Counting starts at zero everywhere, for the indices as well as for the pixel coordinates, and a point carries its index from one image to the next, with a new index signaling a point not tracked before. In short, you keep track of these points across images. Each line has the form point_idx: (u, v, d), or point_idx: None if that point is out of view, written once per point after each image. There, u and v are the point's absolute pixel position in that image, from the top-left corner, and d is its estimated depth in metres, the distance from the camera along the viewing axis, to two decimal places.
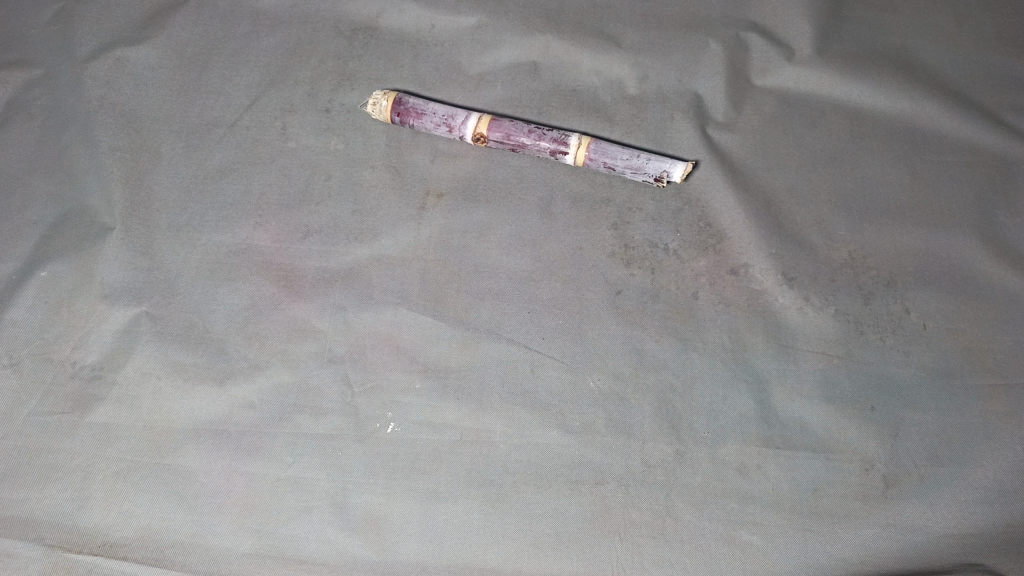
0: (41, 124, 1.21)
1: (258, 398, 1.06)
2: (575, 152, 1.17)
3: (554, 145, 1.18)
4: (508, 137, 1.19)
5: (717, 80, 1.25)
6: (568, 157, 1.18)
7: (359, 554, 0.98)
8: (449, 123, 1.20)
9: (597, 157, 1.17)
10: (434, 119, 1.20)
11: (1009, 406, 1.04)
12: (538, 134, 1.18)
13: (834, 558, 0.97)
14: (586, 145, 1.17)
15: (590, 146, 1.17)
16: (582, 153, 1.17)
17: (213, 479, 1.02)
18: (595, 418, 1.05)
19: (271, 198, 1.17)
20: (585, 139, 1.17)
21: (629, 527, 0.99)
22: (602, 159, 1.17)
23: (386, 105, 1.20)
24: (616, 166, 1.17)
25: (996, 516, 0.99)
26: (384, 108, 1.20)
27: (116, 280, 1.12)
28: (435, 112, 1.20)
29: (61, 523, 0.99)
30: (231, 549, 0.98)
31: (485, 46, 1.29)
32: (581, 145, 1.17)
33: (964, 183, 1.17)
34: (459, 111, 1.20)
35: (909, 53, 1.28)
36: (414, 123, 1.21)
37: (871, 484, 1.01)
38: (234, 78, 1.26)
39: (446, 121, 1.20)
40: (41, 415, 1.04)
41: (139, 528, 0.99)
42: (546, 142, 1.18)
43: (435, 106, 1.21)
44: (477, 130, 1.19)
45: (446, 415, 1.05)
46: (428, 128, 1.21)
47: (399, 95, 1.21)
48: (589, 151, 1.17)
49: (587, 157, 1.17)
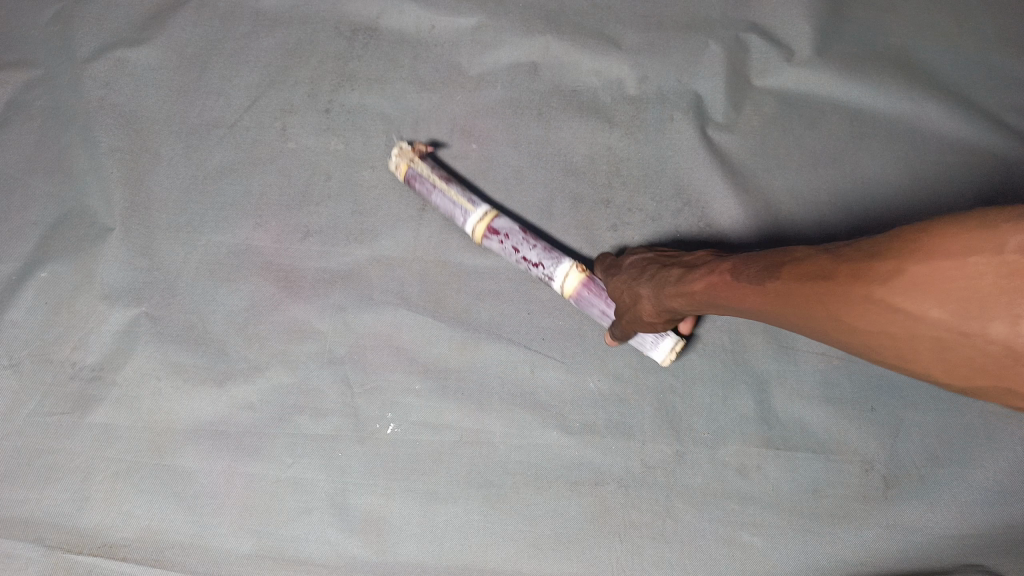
0: (41, 124, 1.21)
1: (258, 398, 1.06)
2: (564, 284, 1.05)
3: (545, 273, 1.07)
4: (507, 245, 1.09)
5: (718, 80, 1.25)
6: (556, 285, 1.06)
7: (358, 555, 0.98)
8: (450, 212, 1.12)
9: (582, 293, 1.05)
10: (437, 202, 1.12)
11: (1009, 407, 1.04)
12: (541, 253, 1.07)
13: (834, 558, 0.98)
14: (579, 277, 1.04)
15: (585, 275, 1.04)
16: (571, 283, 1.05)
17: (212, 479, 1.02)
18: (595, 419, 1.05)
19: (270, 199, 1.17)
20: (576, 271, 1.04)
21: (629, 527, 1.00)
22: (594, 290, 1.04)
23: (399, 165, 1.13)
24: (610, 300, 1.03)
25: (996, 516, 0.99)
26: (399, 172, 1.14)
27: (116, 280, 1.12)
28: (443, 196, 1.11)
29: (60, 523, 0.99)
30: (230, 549, 0.98)
31: (485, 46, 1.27)
32: (573, 273, 1.05)
33: (964, 183, 1.17)
34: (460, 212, 1.11)
35: (910, 53, 1.26)
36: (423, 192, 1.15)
37: (871, 484, 1.02)
38: (233, 78, 1.25)
39: (449, 209, 1.12)
40: (41, 415, 1.04)
41: (139, 528, 0.99)
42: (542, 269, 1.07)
43: (444, 185, 1.11)
44: (475, 231, 1.10)
45: (446, 416, 1.05)
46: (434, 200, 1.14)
47: (413, 157, 1.12)
48: (582, 282, 1.04)
49: (576, 292, 1.05)
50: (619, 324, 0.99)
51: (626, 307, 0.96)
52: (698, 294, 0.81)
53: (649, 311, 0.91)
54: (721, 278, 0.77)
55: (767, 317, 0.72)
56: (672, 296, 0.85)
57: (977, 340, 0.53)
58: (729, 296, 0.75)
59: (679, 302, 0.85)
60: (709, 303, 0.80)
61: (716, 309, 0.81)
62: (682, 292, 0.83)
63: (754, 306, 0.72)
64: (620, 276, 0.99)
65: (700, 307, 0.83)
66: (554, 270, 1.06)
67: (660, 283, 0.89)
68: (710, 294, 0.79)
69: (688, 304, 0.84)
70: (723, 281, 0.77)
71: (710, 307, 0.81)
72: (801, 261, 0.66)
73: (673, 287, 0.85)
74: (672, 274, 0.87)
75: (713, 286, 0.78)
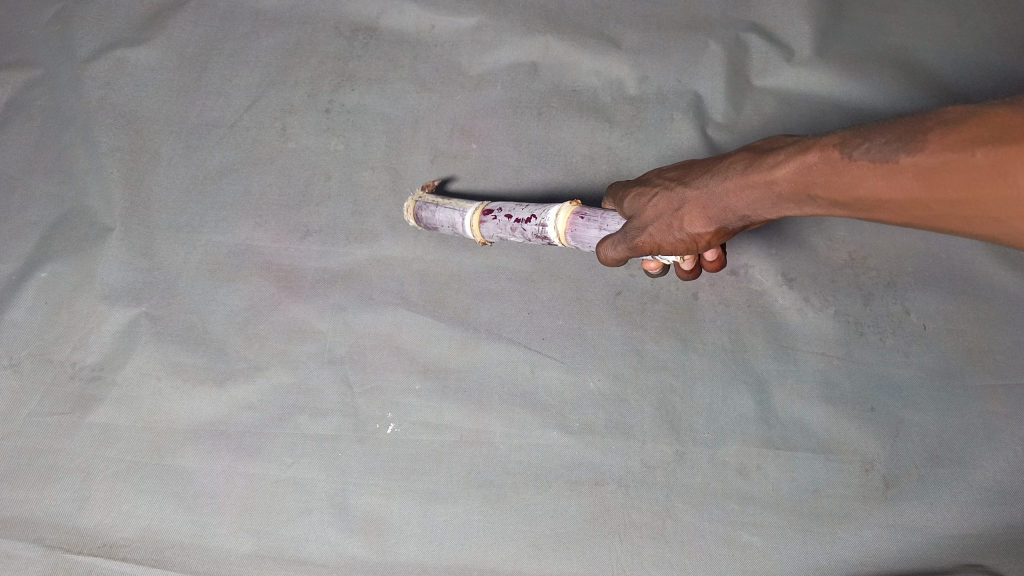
0: (41, 124, 1.21)
1: (258, 398, 1.06)
2: (558, 224, 0.97)
3: (538, 228, 0.99)
4: (500, 218, 1.04)
5: (718, 80, 1.25)
6: (550, 232, 0.98)
7: (359, 555, 0.99)
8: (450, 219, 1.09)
9: (576, 223, 0.95)
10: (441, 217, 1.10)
11: (1009, 407, 1.04)
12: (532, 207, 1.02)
13: (833, 558, 0.98)
14: (570, 209, 0.96)
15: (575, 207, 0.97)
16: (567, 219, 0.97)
17: (212, 479, 1.02)
18: (595, 419, 1.05)
19: (270, 199, 1.17)
20: (566, 208, 0.97)
21: (629, 527, 1.00)
22: (588, 216, 0.94)
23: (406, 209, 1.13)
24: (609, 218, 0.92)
25: (996, 516, 0.99)
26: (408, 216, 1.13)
27: (116, 280, 1.12)
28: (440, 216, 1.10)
29: (61, 523, 0.99)
30: (231, 549, 0.98)
31: (485, 46, 1.27)
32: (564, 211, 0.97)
33: None
34: (456, 211, 1.08)
35: (911, 53, 1.26)
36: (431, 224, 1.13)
37: (871, 484, 1.02)
38: (233, 78, 1.25)
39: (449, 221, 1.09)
40: (41, 416, 1.04)
41: (139, 528, 0.99)
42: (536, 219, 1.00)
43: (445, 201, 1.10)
44: (473, 224, 1.06)
45: (445, 416, 1.05)
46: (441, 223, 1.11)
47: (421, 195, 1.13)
48: (574, 212, 0.96)
49: (570, 224, 0.96)
50: (638, 231, 0.84)
51: (664, 217, 0.82)
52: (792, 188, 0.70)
53: (700, 218, 0.78)
54: (829, 156, 0.66)
55: (887, 207, 0.64)
56: (740, 194, 0.74)
57: None
58: (839, 179, 0.65)
59: (751, 199, 0.73)
60: (799, 195, 0.70)
61: (795, 207, 0.72)
62: (755, 188, 0.73)
63: (884, 188, 0.63)
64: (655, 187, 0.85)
65: (778, 204, 0.72)
66: (546, 215, 0.99)
67: (722, 177, 0.76)
68: (806, 180, 0.68)
69: (760, 203, 0.73)
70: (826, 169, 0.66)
71: (797, 199, 0.71)
72: (971, 117, 0.58)
73: (744, 183, 0.73)
74: (738, 167, 0.75)
75: (812, 168, 0.67)
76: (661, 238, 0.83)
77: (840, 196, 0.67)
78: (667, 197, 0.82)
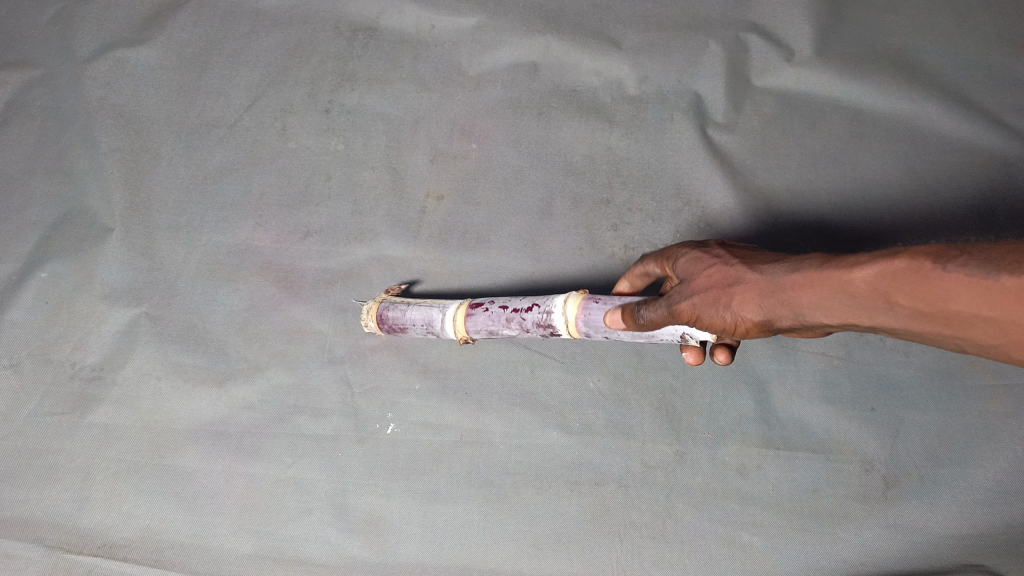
0: (41, 124, 1.21)
1: (258, 398, 1.06)
2: (567, 311, 0.91)
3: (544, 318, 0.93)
4: (493, 310, 0.98)
5: (718, 80, 1.25)
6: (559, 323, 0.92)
7: (359, 555, 0.99)
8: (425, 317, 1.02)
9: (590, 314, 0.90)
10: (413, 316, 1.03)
11: (1010, 407, 1.03)
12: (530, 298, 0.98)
13: (833, 558, 0.98)
14: (579, 297, 0.92)
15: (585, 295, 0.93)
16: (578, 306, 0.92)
17: (213, 479, 1.02)
18: (595, 419, 1.05)
19: (270, 199, 1.17)
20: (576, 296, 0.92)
21: (629, 527, 1.00)
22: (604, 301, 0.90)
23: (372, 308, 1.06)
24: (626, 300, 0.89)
25: (996, 516, 0.99)
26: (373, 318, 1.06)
27: (116, 280, 1.12)
28: (415, 320, 1.03)
29: (61, 523, 0.99)
30: (231, 550, 0.98)
31: (485, 46, 1.27)
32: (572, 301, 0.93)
33: (964, 183, 1.17)
34: (436, 311, 1.01)
35: (910, 53, 1.26)
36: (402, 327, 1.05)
37: (871, 484, 1.02)
38: (233, 78, 1.24)
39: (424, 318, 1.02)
40: (41, 416, 1.05)
41: (139, 528, 0.99)
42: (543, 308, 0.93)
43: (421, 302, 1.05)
44: (458, 330, 1.00)
45: (446, 416, 1.05)
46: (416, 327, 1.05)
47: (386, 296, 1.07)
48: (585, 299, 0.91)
49: (582, 309, 0.90)
50: (683, 298, 0.77)
51: (698, 292, 0.77)
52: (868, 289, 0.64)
53: (752, 303, 0.71)
54: (921, 265, 0.61)
55: (983, 324, 0.59)
56: (804, 287, 0.67)
57: None
58: (926, 290, 0.60)
59: (817, 296, 0.67)
60: (869, 298, 0.64)
61: (858, 313, 0.65)
62: (818, 287, 0.67)
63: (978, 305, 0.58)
64: (704, 255, 0.81)
65: (840, 309, 0.66)
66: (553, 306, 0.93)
67: (788, 268, 0.70)
68: (901, 283, 0.61)
69: (826, 300, 0.66)
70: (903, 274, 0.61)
71: (871, 307, 0.64)
72: None
73: (806, 280, 0.67)
74: (807, 261, 0.70)
75: (899, 276, 0.62)
76: (697, 316, 0.76)
77: (920, 306, 0.61)
78: (710, 271, 0.78)
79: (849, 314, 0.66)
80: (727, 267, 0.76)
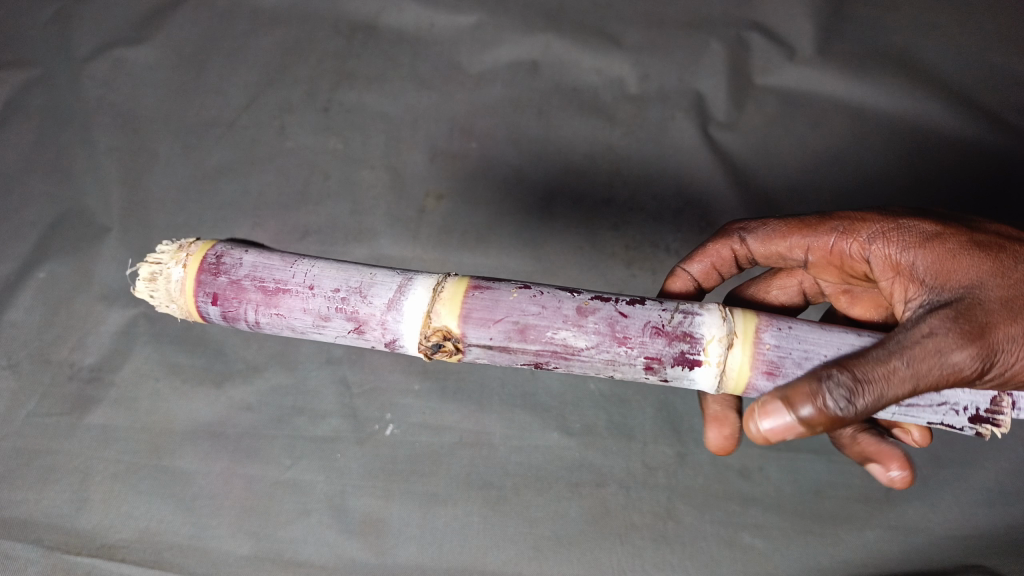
0: (38, 124, 1.19)
1: (257, 399, 1.08)
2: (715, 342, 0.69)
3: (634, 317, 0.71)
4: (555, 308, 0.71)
5: (719, 79, 1.23)
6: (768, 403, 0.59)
7: (358, 557, 0.94)
8: (402, 292, 0.69)
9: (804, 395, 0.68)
10: (332, 277, 0.71)
11: None
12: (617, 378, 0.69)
13: (836, 559, 0.95)
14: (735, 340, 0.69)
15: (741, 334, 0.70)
16: (746, 342, 0.67)
17: (213, 480, 1.00)
18: (594, 420, 1.07)
19: (269, 198, 1.18)
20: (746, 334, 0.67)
21: (630, 529, 0.97)
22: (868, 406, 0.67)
23: (191, 306, 0.72)
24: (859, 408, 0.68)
25: (997, 517, 0.98)
26: (185, 262, 0.72)
27: (115, 281, 1.14)
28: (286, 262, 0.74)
29: (59, 524, 0.95)
30: (229, 551, 0.94)
31: (485, 46, 1.24)
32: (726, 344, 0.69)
33: (965, 183, 1.16)
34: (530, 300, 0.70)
35: (910, 54, 1.22)
36: (220, 303, 0.71)
37: (872, 486, 1.02)
38: (232, 77, 1.23)
39: (387, 279, 0.71)
40: (39, 417, 1.04)
41: (138, 529, 0.95)
42: (661, 339, 0.66)
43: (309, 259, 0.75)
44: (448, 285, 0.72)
45: (445, 416, 1.07)
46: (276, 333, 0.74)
47: None
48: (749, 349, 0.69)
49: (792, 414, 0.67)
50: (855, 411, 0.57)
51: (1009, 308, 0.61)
52: (941, 245, 0.66)
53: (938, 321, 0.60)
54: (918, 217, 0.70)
55: (993, 249, 0.65)
56: (944, 257, 0.65)
57: (973, 233, 0.66)
58: (957, 229, 0.67)
59: (932, 258, 0.65)
60: (969, 232, 0.66)
61: (968, 258, 0.64)
62: (938, 245, 0.66)
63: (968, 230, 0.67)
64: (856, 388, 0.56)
65: (956, 270, 0.63)
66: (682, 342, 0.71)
67: (914, 257, 0.66)
68: (954, 230, 0.67)
69: (943, 261, 0.64)
70: (944, 229, 0.67)
71: (962, 251, 0.64)
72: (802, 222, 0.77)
73: (927, 237, 0.67)
74: (899, 234, 0.68)
75: (950, 229, 0.67)
76: (937, 364, 0.58)
77: (972, 237, 0.66)
78: (991, 261, 0.63)
79: (972, 268, 0.63)
80: (984, 256, 0.64)
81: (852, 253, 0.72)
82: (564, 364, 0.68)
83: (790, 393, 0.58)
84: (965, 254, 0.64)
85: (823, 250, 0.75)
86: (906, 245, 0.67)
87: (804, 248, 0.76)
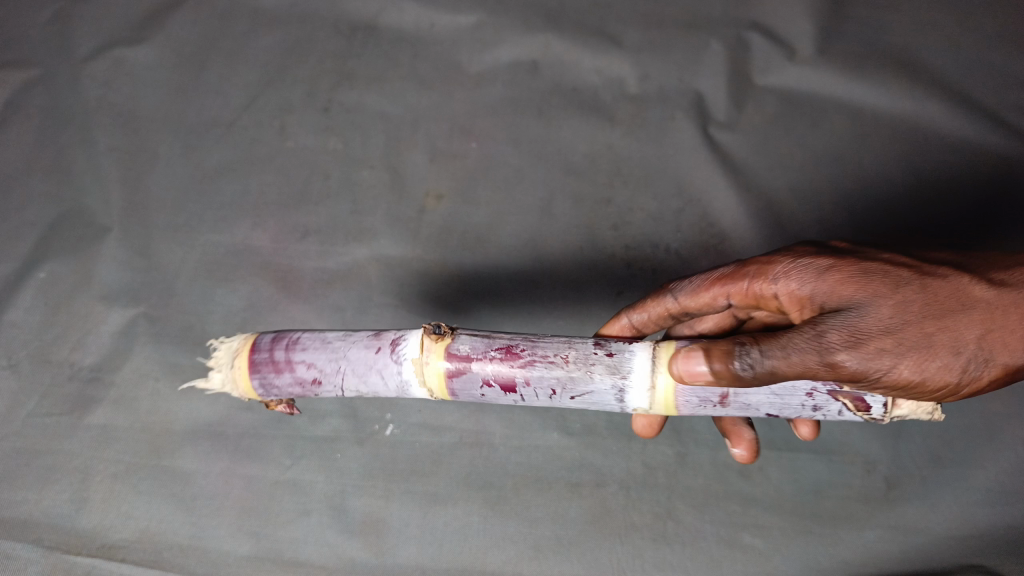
0: (39, 124, 1.20)
1: (256, 401, 1.06)
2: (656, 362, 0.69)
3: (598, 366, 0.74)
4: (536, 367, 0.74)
5: (718, 80, 1.23)
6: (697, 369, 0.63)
7: (358, 557, 0.95)
8: None
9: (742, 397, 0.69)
10: None
11: (1010, 407, 1.01)
12: (577, 360, 0.67)
13: (834, 558, 0.96)
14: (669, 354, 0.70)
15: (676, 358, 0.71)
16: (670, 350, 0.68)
17: (211, 481, 1.01)
18: (595, 420, 1.04)
19: (269, 200, 1.18)
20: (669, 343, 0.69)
21: (630, 529, 0.98)
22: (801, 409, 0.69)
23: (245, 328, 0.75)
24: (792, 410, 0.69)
25: (998, 517, 0.98)
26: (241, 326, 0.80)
27: (113, 281, 1.13)
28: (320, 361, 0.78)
29: (59, 524, 0.97)
30: (230, 551, 0.96)
31: (484, 45, 1.24)
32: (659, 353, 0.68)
33: (966, 183, 1.16)
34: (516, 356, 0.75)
35: (911, 54, 1.22)
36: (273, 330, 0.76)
37: (873, 486, 1.01)
38: (232, 77, 1.23)
39: None
40: (40, 417, 1.05)
41: (139, 529, 0.97)
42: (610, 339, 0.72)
43: None
44: None
45: (445, 417, 1.05)
46: (303, 358, 0.73)
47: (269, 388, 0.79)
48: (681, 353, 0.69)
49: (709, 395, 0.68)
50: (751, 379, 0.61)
51: (910, 312, 0.63)
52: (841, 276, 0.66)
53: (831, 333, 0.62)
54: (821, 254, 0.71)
55: (888, 276, 0.66)
56: (843, 286, 0.66)
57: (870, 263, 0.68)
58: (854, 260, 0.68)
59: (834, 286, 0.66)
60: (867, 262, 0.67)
61: (868, 285, 0.65)
62: (837, 274, 0.67)
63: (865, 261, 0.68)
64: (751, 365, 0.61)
65: (854, 295, 0.65)
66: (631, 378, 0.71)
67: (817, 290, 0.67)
68: (855, 262, 0.68)
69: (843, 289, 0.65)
70: (845, 260, 0.68)
71: (860, 280, 0.66)
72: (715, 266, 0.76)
73: (830, 268, 0.68)
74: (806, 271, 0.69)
75: (850, 261, 0.68)
76: (823, 366, 0.60)
77: (870, 266, 0.67)
78: (885, 285, 0.64)
79: (869, 293, 0.64)
80: (880, 280, 0.65)
81: (763, 294, 0.71)
82: (531, 345, 0.69)
83: (710, 346, 0.63)
84: (864, 282, 0.65)
85: (741, 295, 0.73)
86: (808, 281, 0.68)
87: (724, 295, 0.74)
